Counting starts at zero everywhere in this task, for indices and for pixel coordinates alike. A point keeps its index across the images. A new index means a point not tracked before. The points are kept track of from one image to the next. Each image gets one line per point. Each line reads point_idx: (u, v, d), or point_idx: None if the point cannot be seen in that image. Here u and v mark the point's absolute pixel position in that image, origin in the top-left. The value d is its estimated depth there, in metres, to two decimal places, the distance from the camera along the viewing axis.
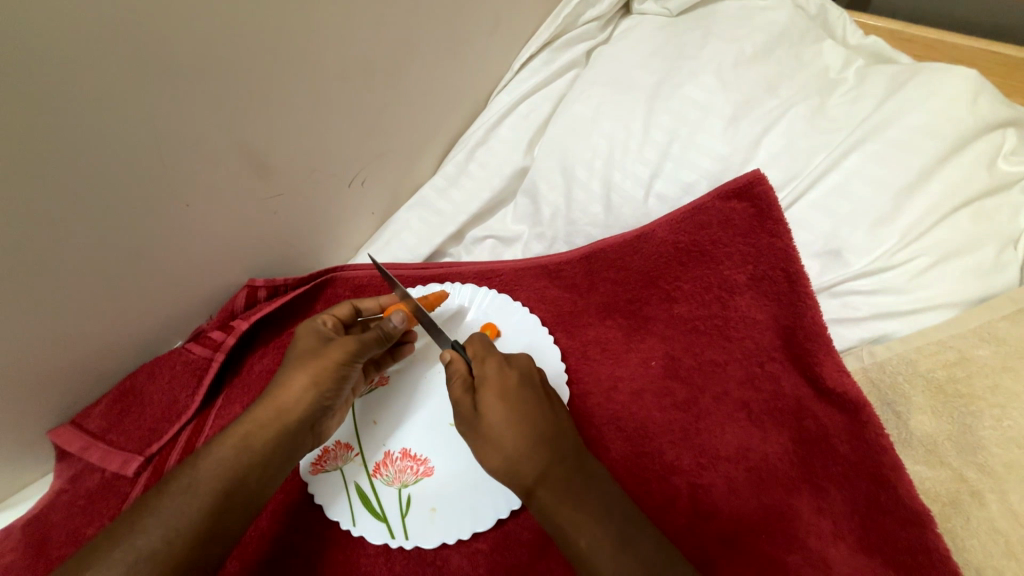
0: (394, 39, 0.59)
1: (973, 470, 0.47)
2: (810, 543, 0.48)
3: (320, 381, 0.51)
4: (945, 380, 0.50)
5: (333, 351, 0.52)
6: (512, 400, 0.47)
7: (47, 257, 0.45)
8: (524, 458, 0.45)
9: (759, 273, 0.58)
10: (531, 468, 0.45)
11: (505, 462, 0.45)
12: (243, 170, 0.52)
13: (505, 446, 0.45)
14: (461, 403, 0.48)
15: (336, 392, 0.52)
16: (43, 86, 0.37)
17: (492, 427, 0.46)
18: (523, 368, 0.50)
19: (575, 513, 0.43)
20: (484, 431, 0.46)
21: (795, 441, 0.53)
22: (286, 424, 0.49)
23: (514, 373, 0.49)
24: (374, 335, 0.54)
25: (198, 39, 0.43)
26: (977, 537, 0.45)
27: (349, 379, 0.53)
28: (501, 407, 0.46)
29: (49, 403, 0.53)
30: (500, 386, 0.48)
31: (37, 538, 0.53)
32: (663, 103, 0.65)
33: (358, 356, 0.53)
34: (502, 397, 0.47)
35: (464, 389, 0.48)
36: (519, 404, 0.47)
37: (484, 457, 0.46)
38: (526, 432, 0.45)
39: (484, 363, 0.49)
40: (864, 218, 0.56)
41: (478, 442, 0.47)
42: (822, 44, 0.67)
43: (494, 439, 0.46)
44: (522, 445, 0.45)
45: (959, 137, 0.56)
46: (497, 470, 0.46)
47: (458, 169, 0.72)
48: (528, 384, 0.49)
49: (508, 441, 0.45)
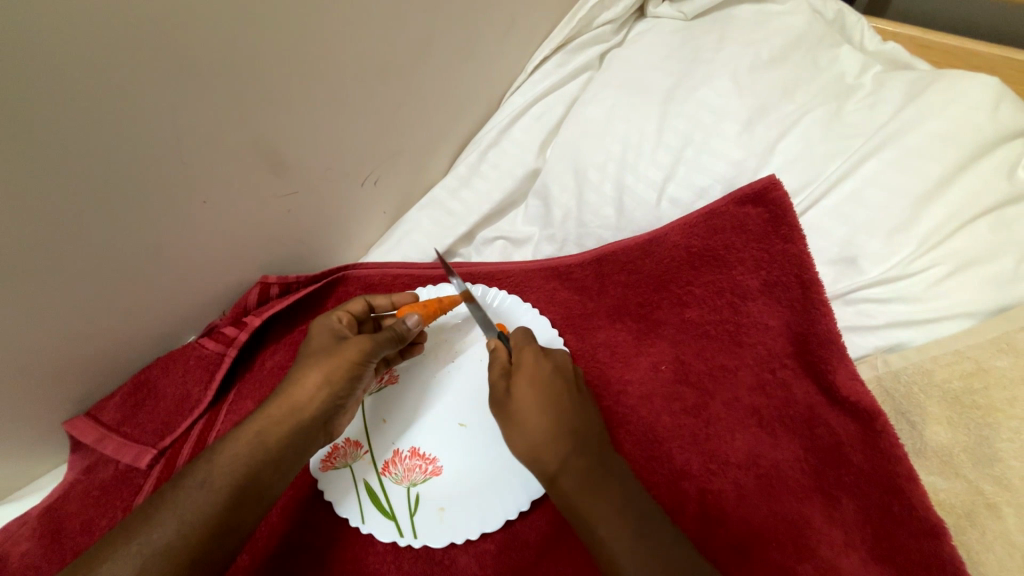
0: (410, 40, 0.59)
1: (990, 483, 0.46)
2: (822, 552, 0.48)
3: (335, 380, 0.51)
4: (962, 391, 0.50)
5: (348, 349, 0.52)
6: (547, 388, 0.47)
7: (67, 250, 0.45)
8: (551, 444, 0.45)
9: (773, 279, 0.58)
10: (554, 455, 0.45)
11: (531, 447, 0.45)
12: (259, 168, 0.53)
13: (534, 429, 0.45)
14: (494, 385, 0.48)
15: (349, 390, 0.52)
16: (65, 80, 0.38)
17: (524, 411, 0.46)
18: (559, 363, 0.51)
19: (592, 511, 0.43)
20: (514, 413, 0.46)
21: (807, 448, 0.52)
22: (300, 420, 0.49)
23: (550, 365, 0.49)
24: (387, 334, 0.54)
25: (218, 37, 0.43)
26: (993, 551, 0.45)
27: (362, 378, 0.53)
28: (534, 393, 0.47)
29: (64, 394, 0.54)
30: (536, 374, 0.48)
31: (52, 527, 0.53)
32: (677, 107, 0.65)
33: (372, 354, 0.53)
34: (536, 384, 0.47)
35: (500, 373, 0.49)
36: (554, 393, 0.47)
37: (512, 438, 0.46)
38: (554, 421, 0.46)
39: (523, 351, 0.50)
40: (880, 225, 0.56)
41: (505, 424, 0.47)
42: (839, 49, 0.66)
43: (521, 420, 0.46)
44: (550, 432, 0.45)
45: (976, 145, 0.56)
46: (521, 453, 0.46)
47: (470, 169, 0.72)
48: (562, 376, 0.49)
49: (537, 425, 0.45)
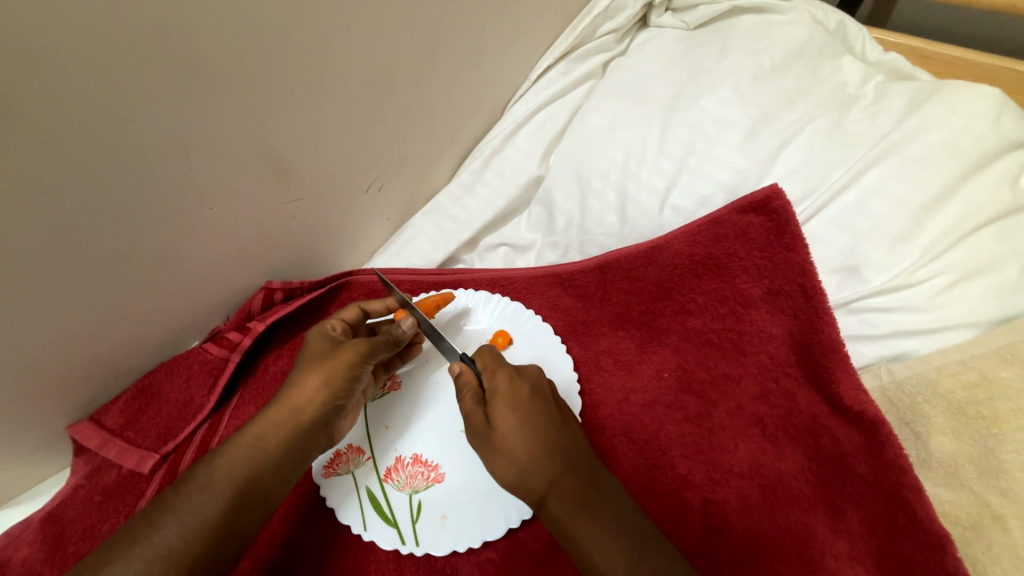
0: (415, 48, 0.59)
1: (995, 495, 0.46)
2: (827, 564, 0.47)
3: (334, 383, 0.51)
4: (966, 402, 0.50)
5: (345, 352, 0.52)
6: (525, 411, 0.47)
7: (73, 254, 0.46)
8: (538, 470, 0.45)
9: (775, 287, 0.58)
10: (538, 482, 0.45)
11: (521, 475, 0.45)
12: (265, 174, 0.53)
13: (518, 457, 0.45)
14: (472, 417, 0.48)
15: (349, 392, 0.52)
16: (77, 86, 0.38)
17: (506, 439, 0.46)
18: (534, 381, 0.51)
19: (599, 525, 0.43)
20: (498, 443, 0.46)
21: (811, 458, 0.52)
22: (300, 424, 0.49)
23: (524, 384, 0.49)
24: (384, 337, 0.54)
25: (228, 45, 0.44)
26: (1000, 563, 0.45)
27: (361, 380, 0.53)
28: (513, 418, 0.47)
29: (68, 399, 0.54)
30: (512, 399, 0.48)
31: (54, 532, 0.53)
32: (680, 116, 0.65)
33: (370, 357, 0.53)
34: (514, 408, 0.47)
35: (474, 403, 0.49)
36: (531, 415, 0.47)
37: (496, 470, 0.47)
38: (531, 447, 0.45)
39: (495, 374, 0.50)
40: (883, 235, 0.56)
41: (491, 456, 0.47)
42: (841, 59, 0.67)
43: (504, 449, 0.46)
44: (534, 456, 0.45)
45: (980, 156, 0.56)
46: (509, 481, 0.46)
47: (474, 176, 0.72)
48: (538, 396, 0.49)
49: (517, 452, 0.45)
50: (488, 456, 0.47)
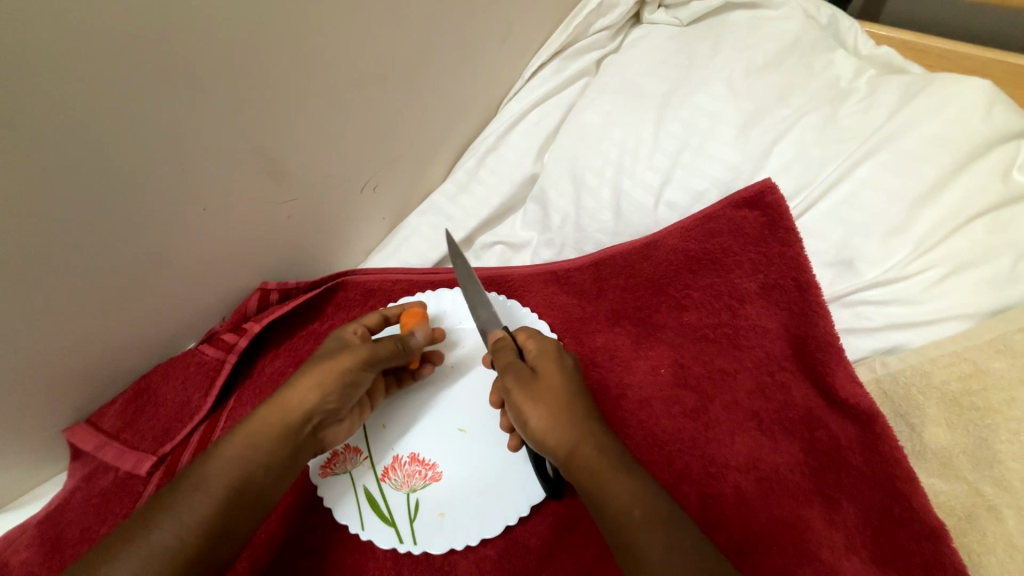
0: (408, 47, 0.59)
1: (990, 484, 0.47)
2: (824, 556, 0.48)
3: (325, 385, 0.51)
4: (960, 393, 0.50)
5: (344, 356, 0.52)
6: (567, 371, 0.50)
7: (68, 258, 0.46)
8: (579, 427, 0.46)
9: (770, 281, 0.58)
10: (569, 432, 0.45)
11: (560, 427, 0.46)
12: (259, 175, 0.53)
13: (563, 410, 0.46)
14: (512, 367, 0.48)
15: (343, 398, 0.52)
16: (69, 89, 0.38)
17: (550, 392, 0.47)
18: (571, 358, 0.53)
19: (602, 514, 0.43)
20: (541, 391, 0.47)
21: (807, 451, 0.52)
22: (288, 424, 0.49)
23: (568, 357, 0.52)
24: (391, 350, 0.54)
25: (221, 47, 0.44)
26: (994, 553, 0.45)
27: (358, 387, 0.52)
28: (561, 379, 0.48)
29: (64, 403, 0.54)
30: (560, 364, 0.50)
31: (51, 535, 0.53)
32: (674, 111, 0.65)
33: (371, 363, 0.53)
34: (558, 366, 0.50)
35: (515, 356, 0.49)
36: (570, 376, 0.49)
37: (530, 413, 0.46)
38: (568, 399, 0.47)
39: (544, 341, 0.52)
40: (876, 228, 0.56)
41: (529, 399, 0.46)
42: (834, 53, 0.67)
43: (542, 395, 0.47)
44: (576, 412, 0.47)
45: (972, 148, 0.56)
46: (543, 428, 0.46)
47: (469, 175, 0.72)
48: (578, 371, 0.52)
49: (557, 399, 0.47)
50: (522, 397, 0.47)
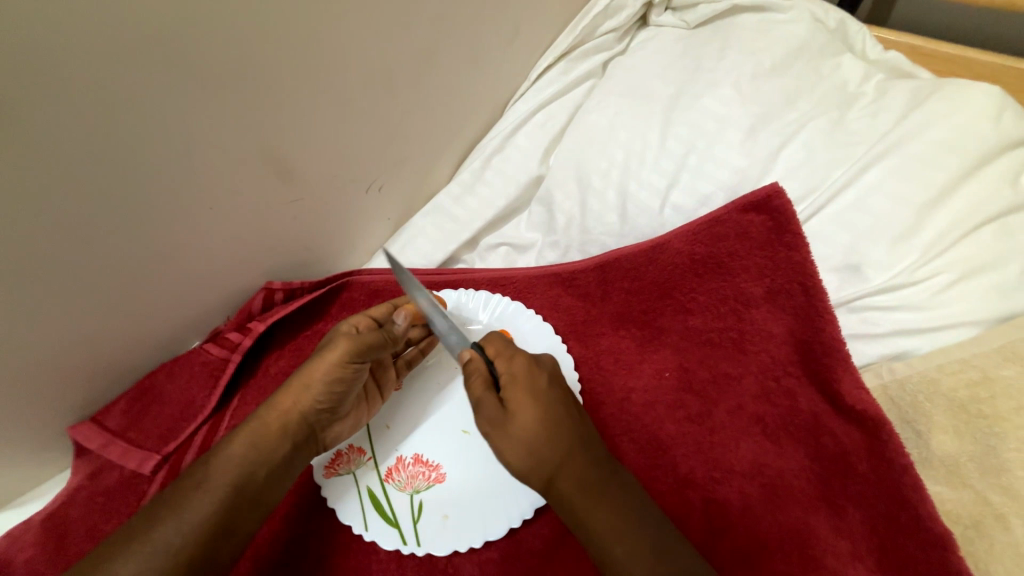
0: (414, 47, 0.59)
1: (997, 493, 0.46)
2: (828, 562, 0.48)
3: (317, 387, 0.50)
4: (968, 400, 0.49)
5: (331, 354, 0.50)
6: (544, 398, 0.45)
7: (73, 256, 0.46)
8: (564, 458, 0.44)
9: (776, 286, 0.58)
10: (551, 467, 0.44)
11: (540, 463, 0.44)
12: (265, 174, 0.53)
13: (540, 449, 0.44)
14: (483, 404, 0.45)
15: (337, 397, 0.51)
16: (71, 85, 0.38)
17: (523, 428, 0.44)
18: (550, 370, 0.49)
19: (608, 510, 0.43)
20: (513, 429, 0.44)
21: (812, 457, 0.52)
22: (286, 427, 0.49)
23: (542, 374, 0.47)
24: (377, 339, 0.52)
25: (225, 43, 0.44)
26: (1002, 561, 0.44)
27: (352, 383, 0.52)
28: (532, 411, 0.44)
29: (69, 400, 0.54)
30: (532, 389, 0.46)
31: (57, 532, 0.53)
32: (680, 114, 0.65)
33: (362, 356, 0.51)
34: (533, 395, 0.45)
35: (484, 391, 0.46)
36: (548, 403, 0.45)
37: (507, 454, 0.44)
38: (547, 436, 0.44)
39: (512, 359, 0.48)
40: (885, 233, 0.56)
41: (505, 442, 0.44)
42: (842, 57, 0.67)
43: (515, 435, 0.44)
44: (555, 447, 0.44)
45: (981, 154, 0.56)
46: (521, 466, 0.44)
47: (474, 176, 0.72)
48: (557, 386, 0.48)
49: (531, 436, 0.44)
50: (498, 439, 0.45)
